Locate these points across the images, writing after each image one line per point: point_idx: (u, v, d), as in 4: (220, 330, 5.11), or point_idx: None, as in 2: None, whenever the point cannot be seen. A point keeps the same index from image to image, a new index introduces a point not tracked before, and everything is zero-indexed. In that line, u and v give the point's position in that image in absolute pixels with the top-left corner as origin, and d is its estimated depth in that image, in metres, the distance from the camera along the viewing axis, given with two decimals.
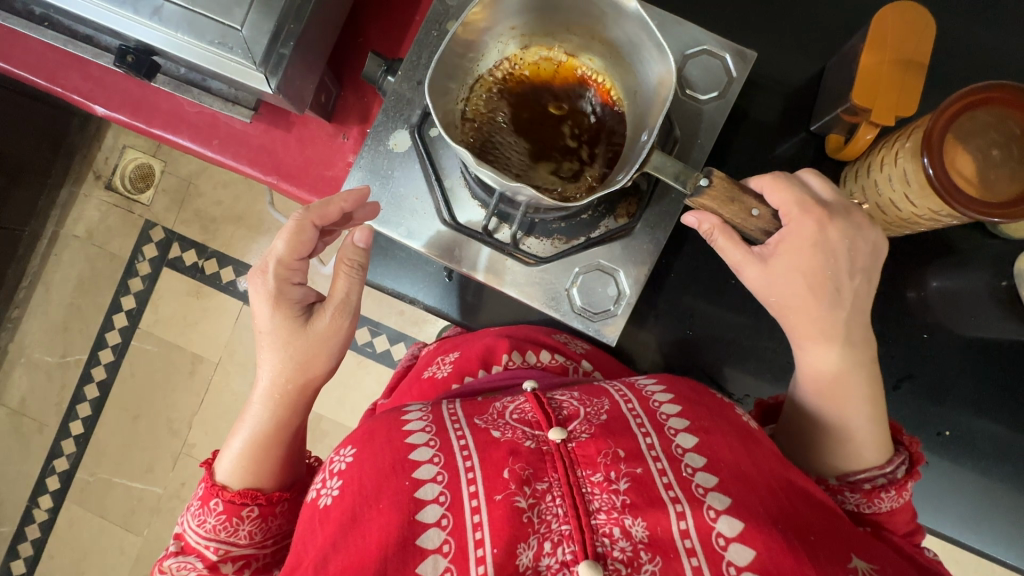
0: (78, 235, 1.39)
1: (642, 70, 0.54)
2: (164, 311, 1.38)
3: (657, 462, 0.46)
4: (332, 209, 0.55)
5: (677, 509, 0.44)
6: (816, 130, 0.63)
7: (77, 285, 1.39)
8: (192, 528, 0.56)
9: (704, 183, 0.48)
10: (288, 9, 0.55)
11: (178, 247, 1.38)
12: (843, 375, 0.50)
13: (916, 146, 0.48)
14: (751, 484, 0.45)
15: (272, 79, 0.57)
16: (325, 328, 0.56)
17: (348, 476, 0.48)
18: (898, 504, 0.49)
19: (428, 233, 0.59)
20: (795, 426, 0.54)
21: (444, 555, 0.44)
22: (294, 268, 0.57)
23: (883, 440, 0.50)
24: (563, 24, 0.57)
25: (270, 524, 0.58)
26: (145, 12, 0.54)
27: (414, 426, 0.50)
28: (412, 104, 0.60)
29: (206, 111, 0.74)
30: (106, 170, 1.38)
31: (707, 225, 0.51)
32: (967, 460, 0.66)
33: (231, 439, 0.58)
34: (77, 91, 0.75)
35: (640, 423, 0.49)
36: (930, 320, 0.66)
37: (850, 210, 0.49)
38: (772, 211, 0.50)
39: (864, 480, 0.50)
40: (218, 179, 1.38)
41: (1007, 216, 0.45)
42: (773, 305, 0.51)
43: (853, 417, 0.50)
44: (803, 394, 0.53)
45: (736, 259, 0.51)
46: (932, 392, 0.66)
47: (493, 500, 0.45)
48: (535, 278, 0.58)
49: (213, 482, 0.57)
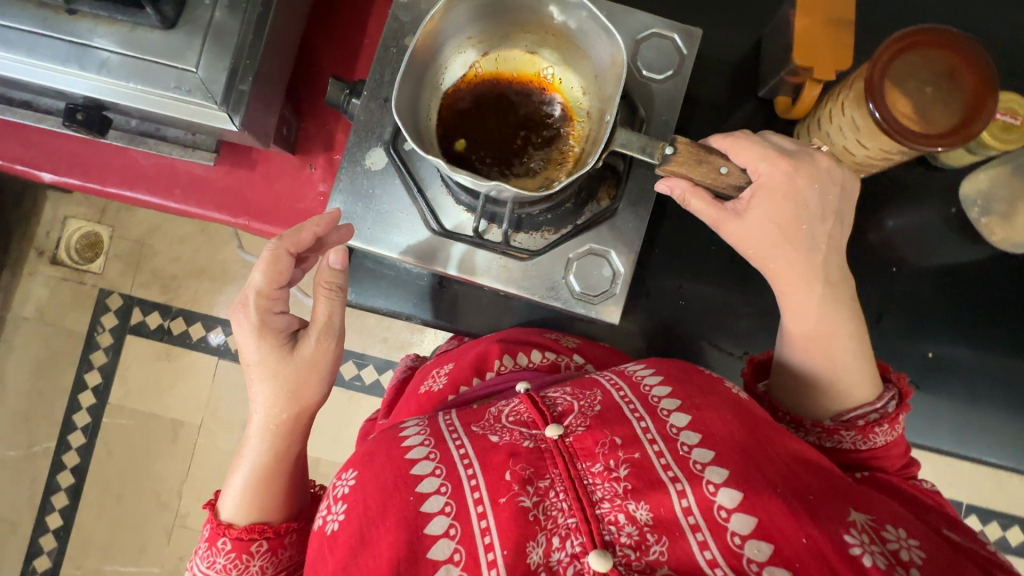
0: (28, 316, 1.33)
1: (597, 57, 0.55)
2: (134, 381, 1.32)
3: (654, 446, 0.47)
4: (305, 235, 0.53)
5: (677, 487, 0.45)
6: (764, 95, 0.66)
7: (35, 368, 1.32)
8: (202, 570, 0.55)
9: (670, 151, 0.51)
10: (242, 45, 0.55)
11: (139, 311, 1.33)
12: (822, 324, 0.53)
13: (858, 94, 0.52)
14: (747, 451, 0.47)
15: (235, 117, 0.56)
16: (310, 354, 0.55)
17: (352, 499, 0.47)
18: (892, 437, 0.52)
19: (417, 243, 0.58)
20: (782, 380, 0.57)
21: (456, 564, 0.44)
22: (275, 297, 0.55)
23: (868, 378, 0.53)
24: (517, 24, 0.57)
25: (281, 556, 0.57)
26: (91, 67, 0.55)
27: (413, 441, 0.49)
28: (382, 122, 0.58)
29: (162, 161, 0.72)
30: (48, 245, 1.34)
31: (678, 190, 0.54)
32: (955, 388, 0.68)
33: (234, 475, 0.56)
34: (20, 159, 0.72)
35: (634, 409, 0.50)
36: (895, 255, 0.68)
37: (813, 155, 0.53)
38: (740, 167, 0.53)
39: (858, 417, 0.53)
40: (173, 235, 1.35)
41: (945, 144, 0.50)
42: (752, 257, 0.54)
43: (842, 359, 0.53)
44: (791, 350, 0.55)
45: (714, 218, 0.54)
46: (912, 323, 0.68)
47: (498, 503, 0.46)
48: (530, 272, 0.58)
49: (218, 521, 0.56)
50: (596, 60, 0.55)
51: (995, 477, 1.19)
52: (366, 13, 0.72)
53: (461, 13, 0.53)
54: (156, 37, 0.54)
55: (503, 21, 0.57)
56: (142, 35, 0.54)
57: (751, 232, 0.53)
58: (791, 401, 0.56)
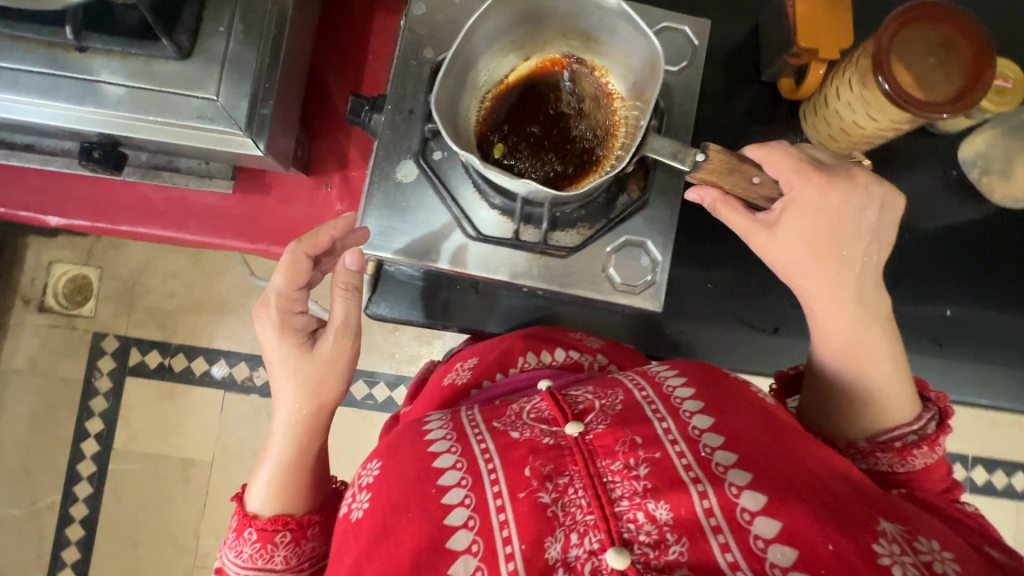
0: (19, 368, 1.29)
1: (642, 62, 0.52)
2: (138, 424, 1.28)
3: (675, 446, 0.44)
4: (323, 238, 0.52)
5: (698, 488, 0.41)
6: (766, 79, 0.68)
7: (32, 422, 1.28)
8: (229, 560, 0.55)
9: (701, 159, 0.51)
10: (260, 69, 0.55)
11: (137, 351, 1.30)
12: (857, 338, 0.52)
13: (865, 72, 0.55)
14: (769, 452, 0.43)
15: (260, 142, 0.57)
16: (330, 352, 0.54)
17: (376, 489, 0.47)
18: (931, 460, 0.51)
19: (454, 254, 0.56)
20: (815, 395, 0.56)
21: (474, 554, 0.42)
22: (295, 298, 0.54)
23: (907, 398, 0.52)
24: (558, 27, 0.55)
25: (304, 547, 0.56)
26: (108, 103, 0.54)
27: (436, 435, 0.49)
28: (409, 134, 0.56)
29: (172, 194, 0.71)
30: (35, 293, 1.30)
31: (708, 198, 0.54)
32: (977, 344, 0.68)
33: (261, 466, 0.57)
34: (24, 206, 0.70)
35: (655, 410, 0.47)
36: (905, 219, 0.68)
37: (849, 169, 0.52)
38: (772, 179, 0.52)
39: (895, 439, 0.51)
40: (165, 270, 1.32)
41: (954, 108, 0.52)
42: (782, 270, 0.54)
43: (879, 376, 0.52)
44: (825, 361, 0.54)
45: (742, 229, 0.53)
46: (929, 283, 0.68)
47: (516, 498, 0.43)
48: (571, 270, 0.56)
49: (245, 512, 0.56)
50: (636, 70, 0.53)
51: (994, 426, 1.24)
52: (365, 29, 0.72)
53: (501, 15, 0.51)
54: (172, 67, 0.54)
55: (539, 27, 0.55)
56: (157, 66, 0.54)
57: (782, 248, 0.52)
58: (820, 418, 0.55)
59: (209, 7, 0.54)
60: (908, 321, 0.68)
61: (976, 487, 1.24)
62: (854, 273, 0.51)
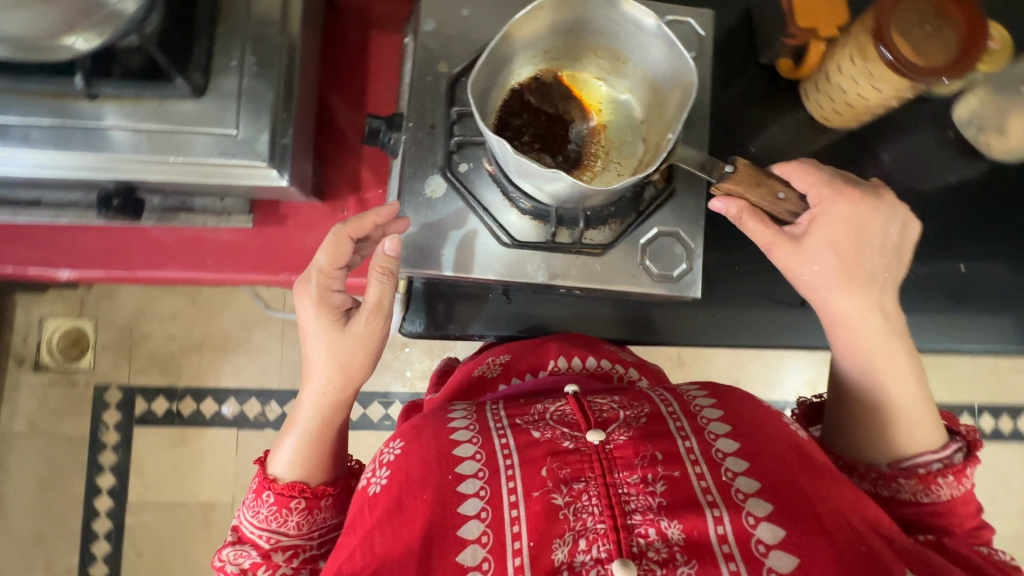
0: (20, 431, 1.25)
1: (666, 86, 0.54)
2: (151, 474, 1.25)
3: (696, 466, 0.44)
4: (367, 223, 0.52)
5: (715, 513, 0.41)
6: (766, 62, 0.70)
7: (40, 485, 1.24)
8: (247, 518, 0.54)
9: (729, 170, 0.53)
10: (277, 98, 0.55)
11: (142, 400, 1.27)
12: (878, 355, 0.53)
13: (866, 48, 0.57)
14: (797, 486, 0.43)
15: (283, 171, 0.56)
16: (361, 331, 0.53)
17: (394, 467, 0.46)
18: (958, 492, 0.51)
19: (492, 261, 0.56)
20: (836, 416, 0.57)
21: (483, 546, 0.42)
22: (336, 277, 0.54)
23: (930, 425, 0.53)
24: (587, 44, 0.56)
25: (317, 517, 0.54)
26: (123, 148, 0.53)
27: (458, 425, 0.49)
28: (433, 149, 0.56)
29: (185, 234, 0.70)
30: (29, 352, 1.26)
31: (735, 209, 0.55)
32: (992, 296, 0.70)
33: (286, 433, 0.55)
34: (32, 262, 0.68)
35: (680, 425, 0.47)
36: (910, 183, 0.71)
37: (877, 189, 0.56)
38: (798, 194, 0.55)
39: (920, 465, 0.52)
40: (163, 314, 1.29)
41: (955, 74, 0.55)
42: (803, 285, 0.55)
43: (902, 395, 0.53)
44: (847, 376, 0.55)
45: (767, 239, 0.55)
46: (942, 241, 0.71)
47: (530, 496, 0.43)
48: (608, 266, 0.57)
49: (265, 474, 0.54)
50: (664, 85, 0.54)
51: (992, 374, 1.29)
52: (364, 50, 0.72)
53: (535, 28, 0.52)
54: (188, 106, 0.53)
55: (573, 40, 0.55)
56: (171, 106, 0.53)
57: (808, 262, 0.54)
58: (841, 441, 0.56)
59: (220, 43, 0.54)
60: (924, 281, 0.70)
61: (985, 435, 1.28)
62: (875, 287, 0.54)
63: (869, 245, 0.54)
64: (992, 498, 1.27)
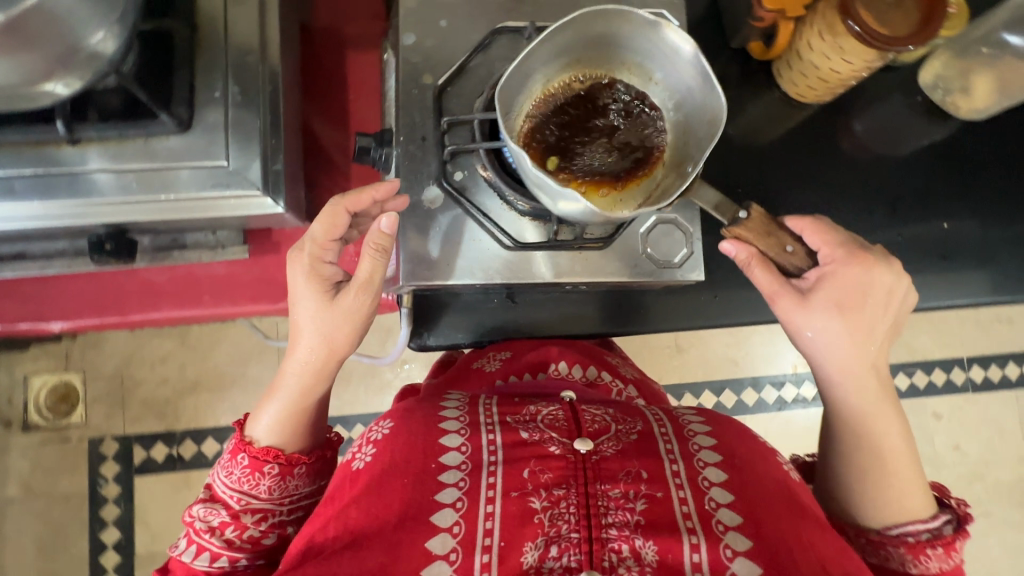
0: (15, 495, 1.20)
1: (695, 113, 0.55)
2: (157, 523, 1.21)
3: (680, 490, 0.48)
4: (365, 198, 0.52)
5: (692, 540, 0.45)
6: (736, 45, 0.72)
7: (41, 549, 1.19)
8: (220, 478, 0.55)
9: (742, 215, 0.55)
10: (264, 126, 0.54)
11: (141, 448, 1.23)
12: (868, 416, 0.55)
13: (835, 23, 0.59)
14: (781, 530, 0.46)
15: (278, 198, 0.56)
16: (349, 305, 0.54)
17: (381, 446, 0.50)
18: (947, 564, 0.52)
19: (497, 264, 0.57)
20: (825, 472, 0.58)
21: (453, 535, 0.46)
22: (327, 248, 0.54)
23: (919, 493, 0.54)
24: (621, 61, 0.57)
25: (289, 484, 0.56)
26: (110, 190, 0.52)
27: (449, 415, 0.53)
28: (426, 160, 0.56)
29: (178, 272, 0.68)
30: (16, 412, 1.22)
31: (744, 254, 0.57)
32: (981, 250, 0.72)
33: (268, 399, 0.56)
34: (22, 317, 0.67)
35: (670, 446, 0.51)
36: (886, 149, 0.73)
37: (887, 254, 0.57)
38: (807, 251, 0.57)
39: (908, 533, 0.53)
40: (153, 357, 1.26)
41: (922, 40, 0.57)
42: (803, 337, 0.56)
43: (892, 458, 0.55)
44: (843, 435, 0.56)
45: (768, 285, 0.56)
46: (925, 203, 0.73)
47: (509, 496, 0.47)
48: (611, 257, 0.58)
49: (242, 435, 0.56)
50: (691, 118, 0.56)
51: (975, 325, 1.34)
52: (341, 70, 0.72)
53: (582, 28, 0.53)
54: (174, 142, 0.52)
55: (609, 53, 0.56)
56: (156, 143, 0.52)
57: (807, 318, 0.55)
58: (833, 500, 0.57)
59: (201, 75, 0.53)
60: (912, 243, 0.72)
61: (976, 385, 1.33)
62: (868, 346, 0.55)
63: (863, 310, 0.55)
64: (990, 445, 1.32)
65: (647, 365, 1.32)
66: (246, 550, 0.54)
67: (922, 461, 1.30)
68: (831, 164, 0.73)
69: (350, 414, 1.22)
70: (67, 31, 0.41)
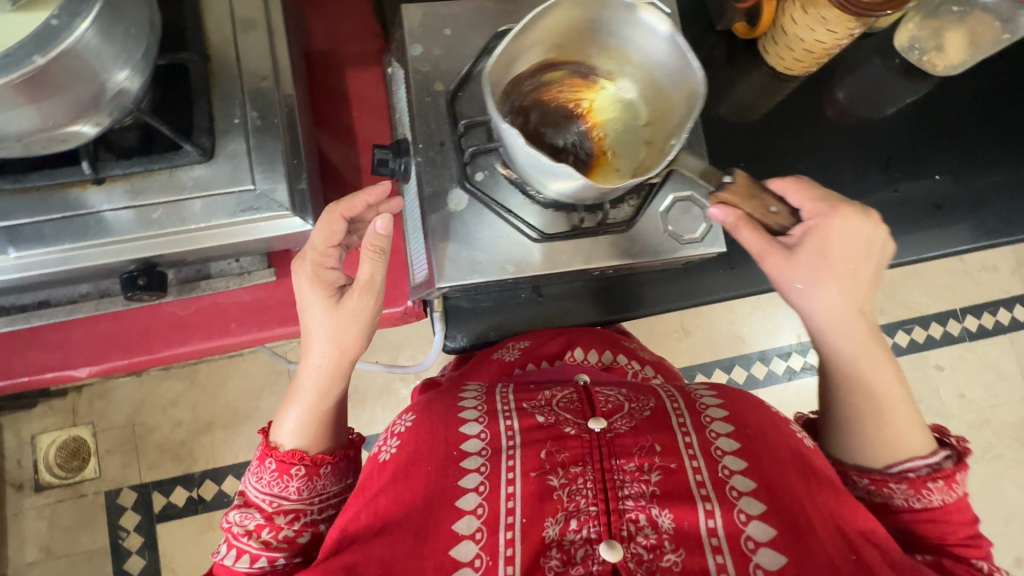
0: (34, 559, 1.17)
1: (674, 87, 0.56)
2: (184, 569, 1.18)
3: (693, 460, 0.49)
4: (358, 203, 0.55)
5: (706, 507, 0.47)
6: (722, 28, 0.75)
7: None
8: (252, 484, 0.56)
9: (727, 178, 0.55)
10: (285, 148, 0.55)
11: (160, 494, 1.21)
12: (862, 362, 0.56)
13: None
14: (795, 495, 0.47)
15: (305, 216, 0.57)
16: (353, 307, 0.54)
17: (405, 437, 0.52)
18: (948, 497, 0.53)
19: (521, 257, 0.58)
20: (827, 422, 0.59)
21: (478, 516, 0.47)
22: (328, 254, 0.55)
23: (914, 430, 0.56)
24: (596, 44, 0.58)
25: (316, 484, 0.56)
26: (138, 226, 0.52)
27: (468, 405, 0.54)
28: (448, 164, 0.58)
29: (203, 304, 0.68)
30: (27, 474, 1.19)
31: (731, 217, 0.56)
32: (970, 197, 0.76)
33: (289, 403, 0.57)
34: (48, 366, 0.66)
35: (682, 420, 0.52)
36: (872, 111, 0.77)
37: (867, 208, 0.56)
38: (790, 210, 0.56)
39: (908, 469, 0.54)
40: (164, 401, 1.24)
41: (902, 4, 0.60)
42: (795, 291, 0.55)
43: (889, 402, 0.55)
44: (838, 383, 0.57)
45: (758, 247, 0.56)
46: (914, 158, 0.76)
47: (527, 476, 0.48)
48: (637, 240, 0.60)
49: (268, 441, 0.57)
50: (669, 91, 0.57)
51: (964, 275, 1.39)
52: (343, 90, 0.73)
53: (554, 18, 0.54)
54: (199, 172, 0.53)
55: (583, 37, 0.57)
56: (181, 175, 0.53)
57: (794, 271, 0.55)
58: (834, 445, 0.58)
59: (218, 104, 0.54)
60: (907, 197, 0.75)
61: (973, 333, 1.37)
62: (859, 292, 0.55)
63: (850, 257, 0.55)
64: (993, 389, 1.36)
65: (658, 352, 1.34)
66: (284, 549, 0.54)
67: (932, 413, 1.33)
68: (823, 131, 0.76)
69: (370, 434, 1.21)
70: (95, 72, 0.42)
